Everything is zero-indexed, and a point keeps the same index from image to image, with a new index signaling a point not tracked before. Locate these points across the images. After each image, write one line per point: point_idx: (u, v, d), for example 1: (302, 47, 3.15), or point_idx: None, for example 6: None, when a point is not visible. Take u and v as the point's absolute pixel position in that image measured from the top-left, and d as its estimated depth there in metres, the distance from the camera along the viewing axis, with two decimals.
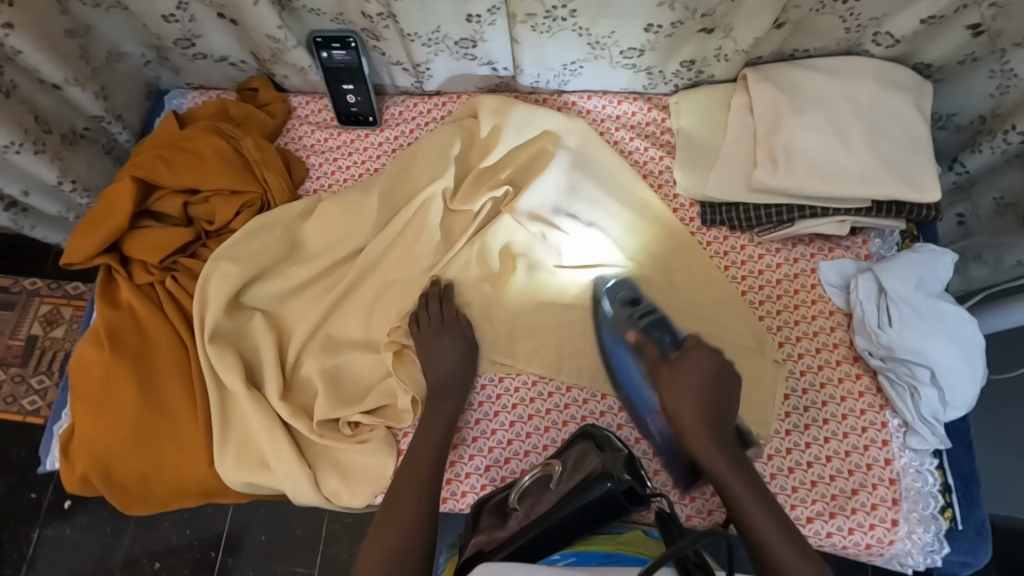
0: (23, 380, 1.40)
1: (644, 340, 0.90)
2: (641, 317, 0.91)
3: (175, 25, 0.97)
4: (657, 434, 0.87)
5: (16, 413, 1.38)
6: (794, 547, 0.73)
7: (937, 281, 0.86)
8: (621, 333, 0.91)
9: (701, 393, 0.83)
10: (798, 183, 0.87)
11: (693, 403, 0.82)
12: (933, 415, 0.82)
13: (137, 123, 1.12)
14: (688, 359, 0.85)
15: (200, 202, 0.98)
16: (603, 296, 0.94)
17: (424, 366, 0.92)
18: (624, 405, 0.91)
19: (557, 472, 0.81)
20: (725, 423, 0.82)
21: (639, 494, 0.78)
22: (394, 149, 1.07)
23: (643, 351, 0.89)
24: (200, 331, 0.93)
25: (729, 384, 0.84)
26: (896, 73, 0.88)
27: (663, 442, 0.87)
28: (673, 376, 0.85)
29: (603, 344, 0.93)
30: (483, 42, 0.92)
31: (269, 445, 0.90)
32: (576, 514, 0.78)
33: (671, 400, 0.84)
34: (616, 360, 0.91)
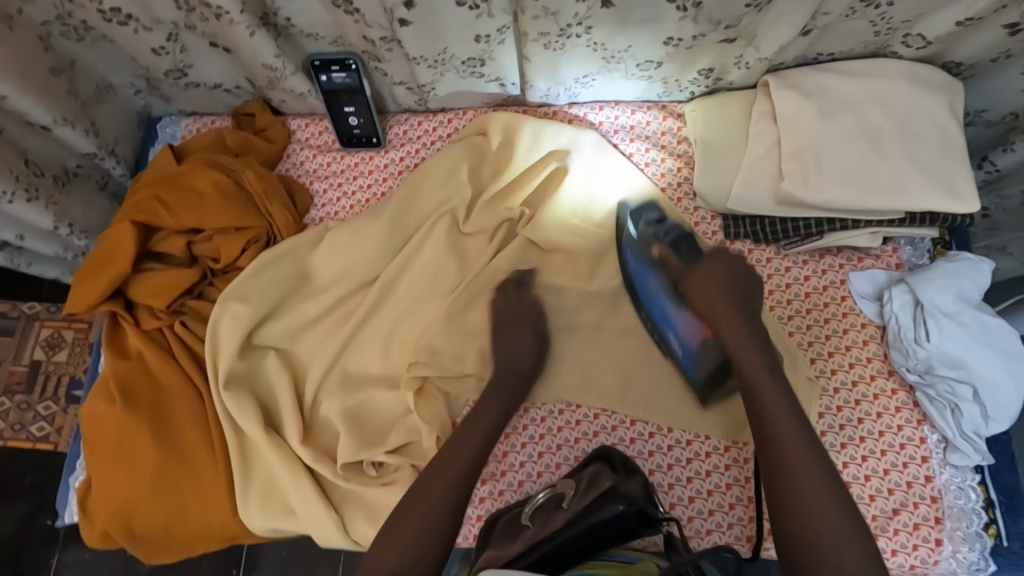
0: (30, 406, 1.37)
1: (667, 254, 0.92)
2: (665, 236, 0.92)
3: (166, 58, 0.92)
4: (681, 348, 0.91)
5: (26, 440, 1.35)
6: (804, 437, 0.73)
7: (974, 291, 0.83)
8: (645, 250, 0.93)
9: (733, 297, 0.85)
10: (830, 195, 0.83)
11: (726, 300, 0.85)
12: (975, 431, 0.80)
13: (131, 156, 1.08)
14: (710, 267, 0.88)
15: (204, 240, 0.94)
16: (626, 218, 0.94)
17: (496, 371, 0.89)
18: (647, 320, 0.93)
19: (569, 492, 0.80)
20: (756, 317, 0.84)
21: (651, 516, 0.77)
22: (401, 171, 1.03)
23: (668, 264, 0.92)
24: (213, 378, 0.90)
25: (754, 290, 0.87)
26: (927, 74, 0.84)
27: (687, 355, 0.91)
28: (704, 280, 0.88)
29: (626, 266, 0.94)
30: (492, 61, 0.88)
31: (294, 491, 0.87)
32: (586, 533, 0.76)
33: (702, 306, 0.87)
34: (639, 276, 0.93)
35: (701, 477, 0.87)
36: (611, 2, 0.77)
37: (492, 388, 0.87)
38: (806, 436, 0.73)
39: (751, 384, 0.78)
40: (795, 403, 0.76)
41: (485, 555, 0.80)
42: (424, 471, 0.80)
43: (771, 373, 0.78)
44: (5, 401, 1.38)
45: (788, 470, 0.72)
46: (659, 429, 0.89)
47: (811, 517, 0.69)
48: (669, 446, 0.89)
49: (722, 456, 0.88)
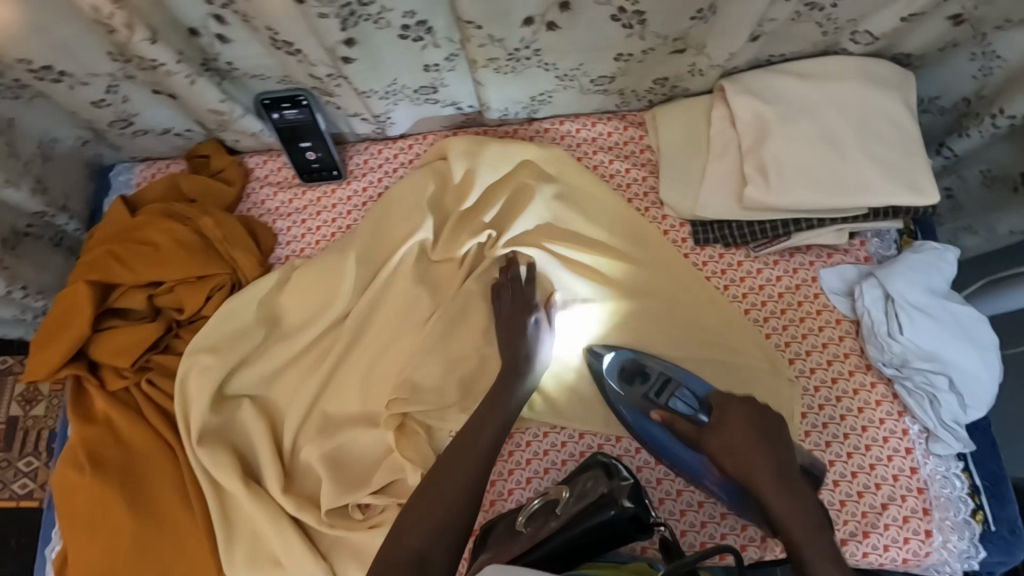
0: (10, 464, 1.32)
1: (670, 415, 0.80)
2: (656, 395, 0.83)
3: (107, 109, 0.90)
4: (721, 491, 0.79)
5: (9, 499, 1.31)
6: None
7: (942, 280, 0.84)
8: (645, 412, 0.83)
9: (763, 462, 0.70)
10: (793, 197, 0.83)
11: (752, 457, 0.71)
12: (954, 420, 0.80)
13: (85, 209, 1.04)
14: (725, 424, 0.75)
15: (164, 291, 0.92)
16: (606, 376, 0.87)
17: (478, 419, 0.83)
18: (672, 467, 0.83)
19: (564, 497, 0.78)
20: (794, 476, 0.70)
21: (645, 522, 0.76)
22: (364, 202, 1.01)
23: (676, 426, 0.79)
24: (186, 434, 0.87)
25: (784, 444, 0.73)
26: (878, 69, 0.85)
27: (730, 498, 0.78)
28: (722, 441, 0.74)
29: (626, 421, 0.85)
30: (444, 87, 0.86)
31: (280, 543, 0.85)
32: (579, 539, 0.75)
33: (727, 467, 0.73)
34: (648, 431, 0.83)
35: (691, 488, 0.87)
36: (557, 25, 0.77)
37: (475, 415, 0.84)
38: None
39: None
40: None
41: (482, 558, 0.78)
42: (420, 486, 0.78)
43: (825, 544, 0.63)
44: None
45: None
46: None
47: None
48: (656, 460, 0.88)
49: None
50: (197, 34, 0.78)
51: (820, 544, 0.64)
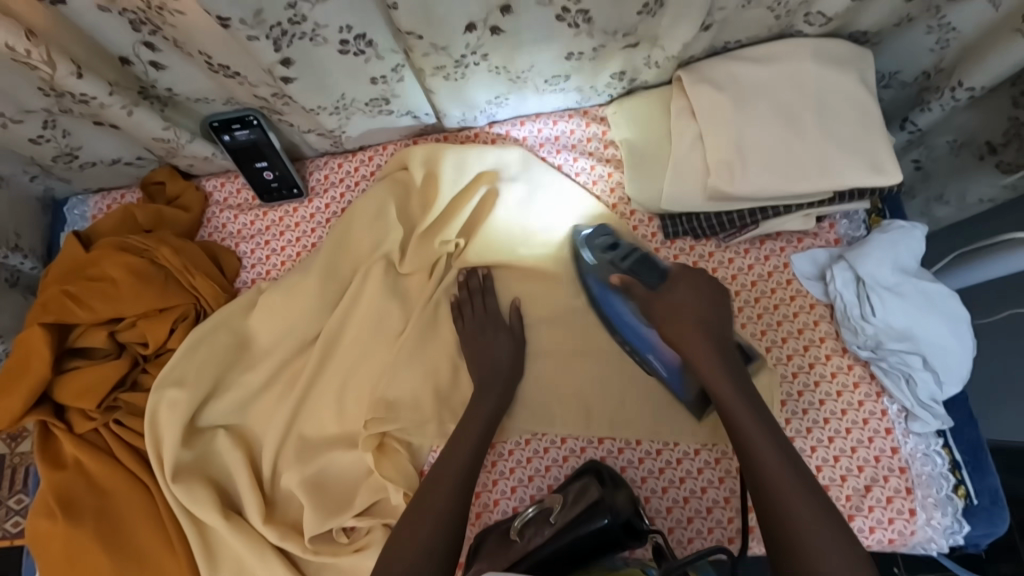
0: (1, 503, 1.27)
1: (630, 280, 0.84)
2: (622, 260, 0.86)
3: (48, 145, 0.86)
4: (664, 369, 0.86)
5: (3, 539, 1.27)
6: (793, 472, 0.69)
7: (912, 258, 0.83)
8: (605, 277, 0.87)
9: (702, 329, 0.78)
10: (756, 185, 0.82)
11: (695, 327, 0.78)
12: (931, 397, 0.80)
13: (40, 246, 1.02)
14: (676, 290, 0.82)
15: (127, 326, 0.89)
16: (580, 245, 0.90)
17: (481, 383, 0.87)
18: (625, 343, 0.89)
19: (557, 506, 0.78)
20: (728, 347, 0.78)
21: (637, 528, 0.78)
22: (328, 219, 0.99)
23: (631, 291, 0.84)
24: (160, 472, 0.85)
25: (727, 316, 0.80)
26: (835, 49, 0.83)
27: (672, 375, 0.85)
28: (670, 308, 0.81)
29: (591, 292, 0.89)
30: (396, 97, 0.84)
31: (265, 571, 0.84)
32: (573, 546, 0.77)
33: (669, 332, 0.80)
34: (607, 303, 0.88)
35: (676, 485, 0.86)
36: (500, 29, 0.74)
37: (455, 431, 0.83)
38: (799, 478, 0.68)
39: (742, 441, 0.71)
40: (784, 445, 0.71)
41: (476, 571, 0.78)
42: (411, 504, 0.78)
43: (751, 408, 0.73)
44: None
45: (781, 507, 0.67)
46: (628, 444, 0.88)
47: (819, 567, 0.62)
48: (641, 459, 0.88)
49: (694, 460, 0.87)
50: (129, 63, 0.75)
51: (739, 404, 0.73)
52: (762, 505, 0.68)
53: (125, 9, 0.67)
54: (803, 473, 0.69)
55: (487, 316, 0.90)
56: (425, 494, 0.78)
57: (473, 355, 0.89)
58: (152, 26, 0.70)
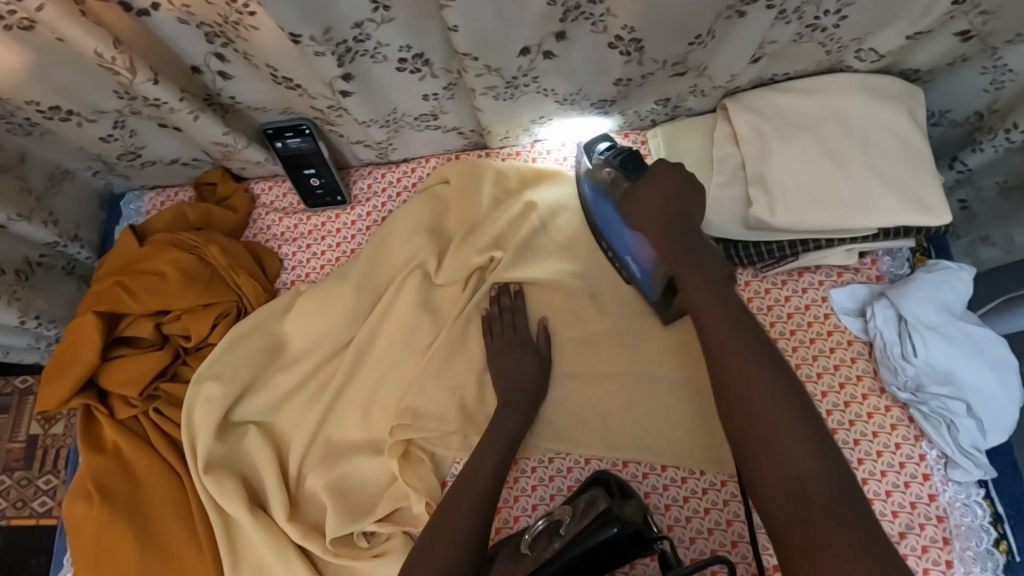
0: (29, 482, 1.33)
1: (616, 175, 0.85)
2: (612, 157, 0.86)
3: (115, 143, 0.91)
4: (637, 270, 0.88)
5: (29, 517, 1.32)
6: (759, 363, 0.66)
7: (958, 300, 0.81)
8: (597, 177, 0.89)
9: (670, 219, 0.76)
10: (798, 217, 0.82)
11: (664, 215, 0.77)
12: (974, 445, 0.78)
13: (96, 237, 1.07)
14: (651, 179, 0.80)
15: (172, 319, 0.93)
16: (582, 152, 0.93)
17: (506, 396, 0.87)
18: (608, 249, 0.92)
19: (567, 517, 0.77)
20: (696, 236, 0.76)
21: (646, 538, 0.74)
22: (368, 227, 1.02)
23: (613, 186, 0.86)
24: (193, 463, 0.88)
25: (695, 207, 0.78)
26: (886, 85, 0.83)
27: (643, 276, 0.88)
28: (643, 197, 0.79)
29: (585, 198, 0.93)
30: (444, 114, 0.86)
31: (283, 571, 0.85)
32: (583, 559, 0.74)
33: (640, 219, 0.79)
34: (597, 206, 0.91)
35: (700, 515, 0.85)
36: (553, 53, 0.76)
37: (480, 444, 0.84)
38: (766, 367, 0.66)
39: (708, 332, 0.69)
40: (752, 339, 0.68)
41: None
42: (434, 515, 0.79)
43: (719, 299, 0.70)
44: (4, 479, 1.34)
45: (742, 392, 0.65)
46: (653, 469, 0.87)
47: (771, 447, 0.62)
48: (665, 486, 0.87)
49: (720, 492, 0.85)
50: (199, 72, 0.79)
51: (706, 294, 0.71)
52: (723, 391, 0.67)
53: (202, 23, 0.72)
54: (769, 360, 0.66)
55: (516, 332, 0.92)
56: (450, 503, 0.79)
57: (500, 369, 0.89)
58: (225, 39, 0.74)
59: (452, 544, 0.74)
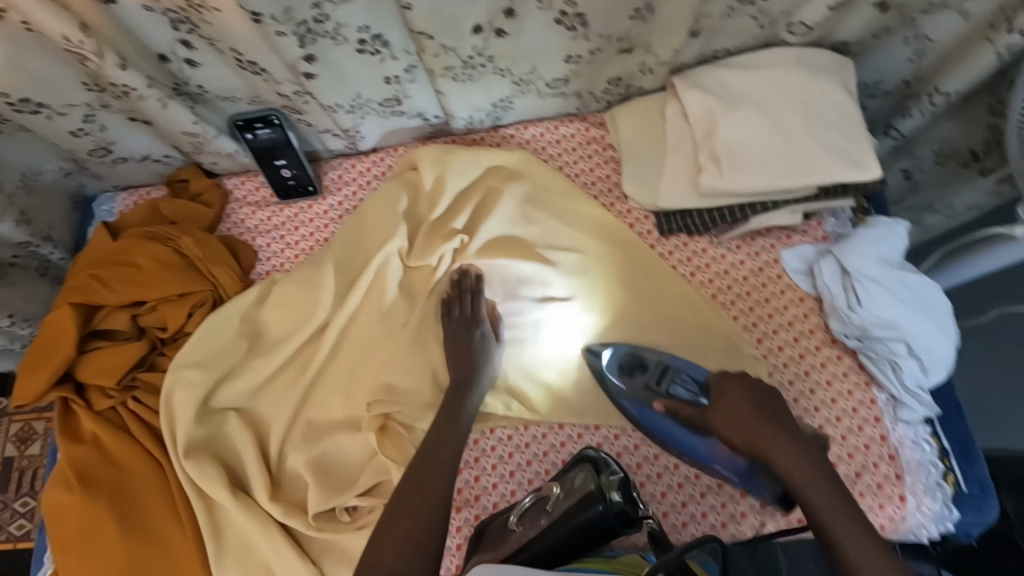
0: (6, 505, 1.31)
1: (674, 404, 0.85)
2: (658, 383, 0.87)
3: (86, 138, 0.94)
4: (733, 474, 0.82)
5: (6, 541, 1.30)
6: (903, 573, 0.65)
7: (896, 252, 0.86)
8: (649, 403, 0.86)
9: (764, 427, 0.77)
10: (743, 182, 0.87)
11: (754, 425, 0.77)
12: (918, 385, 0.83)
13: (69, 239, 1.08)
14: (725, 400, 0.81)
15: (147, 311, 0.94)
16: (605, 373, 0.89)
17: (473, 361, 0.91)
18: (682, 457, 0.86)
19: (553, 493, 0.77)
20: (799, 437, 0.76)
21: (631, 517, 0.73)
22: (341, 215, 1.05)
23: (680, 412, 0.84)
24: (173, 448, 0.88)
25: (783, 409, 0.80)
26: (815, 56, 0.89)
27: (742, 478, 0.82)
28: (726, 414, 0.80)
29: (631, 416, 0.88)
30: (407, 98, 0.91)
31: (269, 550, 0.86)
32: (570, 538, 0.75)
33: (731, 434, 0.79)
34: (656, 426, 0.86)
35: (670, 470, 0.89)
36: (504, 31, 0.81)
37: (447, 411, 0.87)
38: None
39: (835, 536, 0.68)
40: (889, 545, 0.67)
41: (475, 558, 0.80)
42: (401, 486, 0.80)
43: (842, 506, 0.69)
44: None
45: None
46: (623, 430, 0.91)
47: None
48: (636, 445, 0.90)
49: None
50: (166, 60, 0.83)
51: (832, 502, 0.70)
52: None
53: (167, 9, 0.75)
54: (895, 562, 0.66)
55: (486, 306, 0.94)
56: (413, 473, 0.80)
57: (464, 348, 0.92)
58: (189, 25, 0.78)
59: (417, 521, 0.75)
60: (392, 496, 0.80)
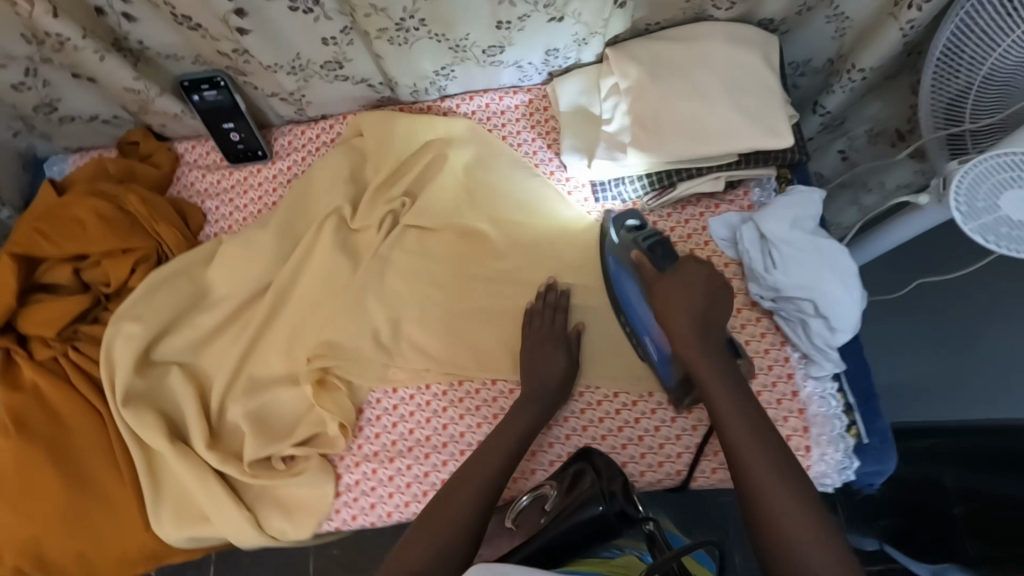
0: None
1: (644, 259, 0.87)
2: (643, 240, 0.88)
3: (30, 93, 0.95)
4: (655, 352, 0.89)
5: None
6: (778, 468, 0.73)
7: (811, 217, 0.90)
8: (623, 255, 0.91)
9: (698, 321, 0.82)
10: (670, 148, 0.91)
11: (690, 320, 0.82)
12: (827, 344, 0.87)
13: (19, 198, 1.09)
14: (680, 276, 0.84)
15: (90, 265, 0.97)
16: (609, 225, 0.95)
17: (532, 373, 0.91)
18: (626, 324, 0.94)
19: (553, 494, 0.84)
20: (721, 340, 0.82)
21: (629, 515, 0.80)
22: (289, 179, 1.06)
23: (640, 269, 0.87)
24: (112, 396, 0.91)
25: (720, 309, 0.84)
26: (741, 30, 0.93)
27: (661, 360, 0.89)
28: (670, 293, 0.83)
29: (608, 268, 0.94)
30: (348, 62, 0.94)
31: (205, 497, 0.89)
32: (567, 536, 0.80)
33: (665, 316, 0.83)
34: (618, 280, 0.92)
35: (595, 424, 0.93)
36: None
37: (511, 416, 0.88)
38: (787, 477, 0.72)
39: (724, 425, 0.77)
40: (772, 446, 0.75)
41: None
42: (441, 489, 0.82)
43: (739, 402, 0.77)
44: None
45: (753, 486, 0.72)
46: None
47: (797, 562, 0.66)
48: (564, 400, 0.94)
49: (614, 402, 0.93)
50: (103, 13, 0.86)
51: (728, 398, 0.78)
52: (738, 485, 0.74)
53: None
54: (770, 444, 0.75)
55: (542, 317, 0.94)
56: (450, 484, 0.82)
57: (533, 360, 0.91)
58: None
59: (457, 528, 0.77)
60: (426, 506, 0.83)
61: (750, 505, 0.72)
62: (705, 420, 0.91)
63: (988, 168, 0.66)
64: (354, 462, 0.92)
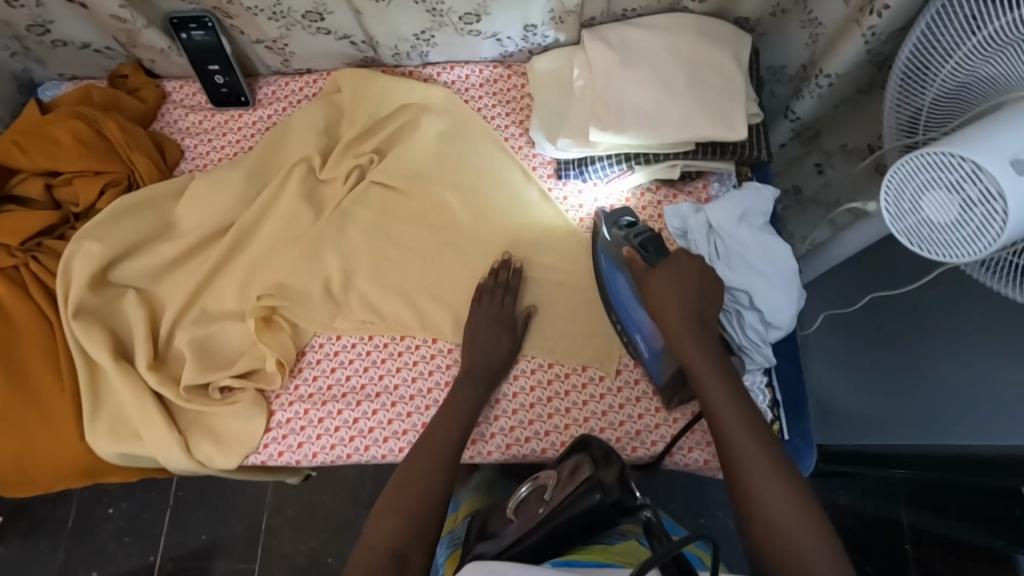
0: None
1: (636, 255, 0.88)
2: (634, 237, 0.90)
3: (22, 10, 0.99)
4: (647, 351, 0.90)
5: None
6: (762, 449, 0.75)
7: (760, 213, 0.91)
8: (615, 253, 0.91)
9: (687, 315, 0.83)
10: (630, 131, 0.92)
11: (681, 317, 0.83)
12: (757, 338, 0.89)
13: (8, 116, 1.13)
14: (673, 269, 0.85)
15: (63, 184, 1.01)
16: (602, 222, 0.95)
17: (471, 349, 0.92)
18: (617, 322, 0.94)
19: (552, 483, 0.79)
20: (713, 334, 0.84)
21: (626, 506, 0.73)
22: (267, 127, 1.09)
23: (632, 265, 0.88)
24: (65, 308, 0.94)
25: (711, 309, 0.85)
26: (712, 25, 0.95)
27: (652, 358, 0.89)
28: (661, 285, 0.85)
29: (600, 267, 0.94)
30: (329, 14, 0.98)
31: (141, 417, 0.92)
32: (565, 529, 0.74)
33: (655, 306, 0.85)
34: (611, 278, 0.92)
35: (526, 391, 0.94)
36: None
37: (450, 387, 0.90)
38: (774, 461, 0.74)
39: (713, 411, 0.79)
40: (758, 431, 0.77)
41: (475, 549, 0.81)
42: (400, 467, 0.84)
43: (727, 390, 0.79)
44: None
45: (743, 468, 0.74)
46: None
47: (784, 538, 0.69)
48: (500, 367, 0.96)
49: (547, 372, 0.95)
50: None
51: (719, 384, 0.80)
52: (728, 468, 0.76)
53: None
54: (758, 431, 0.77)
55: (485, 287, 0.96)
56: (410, 461, 0.83)
57: (479, 337, 0.92)
58: None
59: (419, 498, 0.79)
60: (392, 479, 0.83)
61: (738, 487, 0.74)
62: (631, 399, 0.93)
63: (912, 168, 0.65)
64: (288, 400, 0.95)
